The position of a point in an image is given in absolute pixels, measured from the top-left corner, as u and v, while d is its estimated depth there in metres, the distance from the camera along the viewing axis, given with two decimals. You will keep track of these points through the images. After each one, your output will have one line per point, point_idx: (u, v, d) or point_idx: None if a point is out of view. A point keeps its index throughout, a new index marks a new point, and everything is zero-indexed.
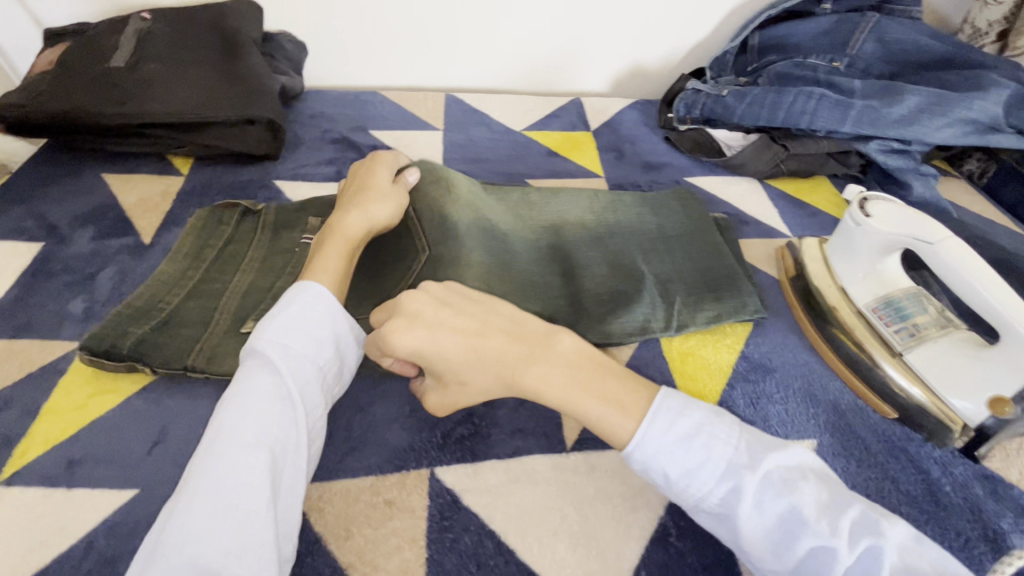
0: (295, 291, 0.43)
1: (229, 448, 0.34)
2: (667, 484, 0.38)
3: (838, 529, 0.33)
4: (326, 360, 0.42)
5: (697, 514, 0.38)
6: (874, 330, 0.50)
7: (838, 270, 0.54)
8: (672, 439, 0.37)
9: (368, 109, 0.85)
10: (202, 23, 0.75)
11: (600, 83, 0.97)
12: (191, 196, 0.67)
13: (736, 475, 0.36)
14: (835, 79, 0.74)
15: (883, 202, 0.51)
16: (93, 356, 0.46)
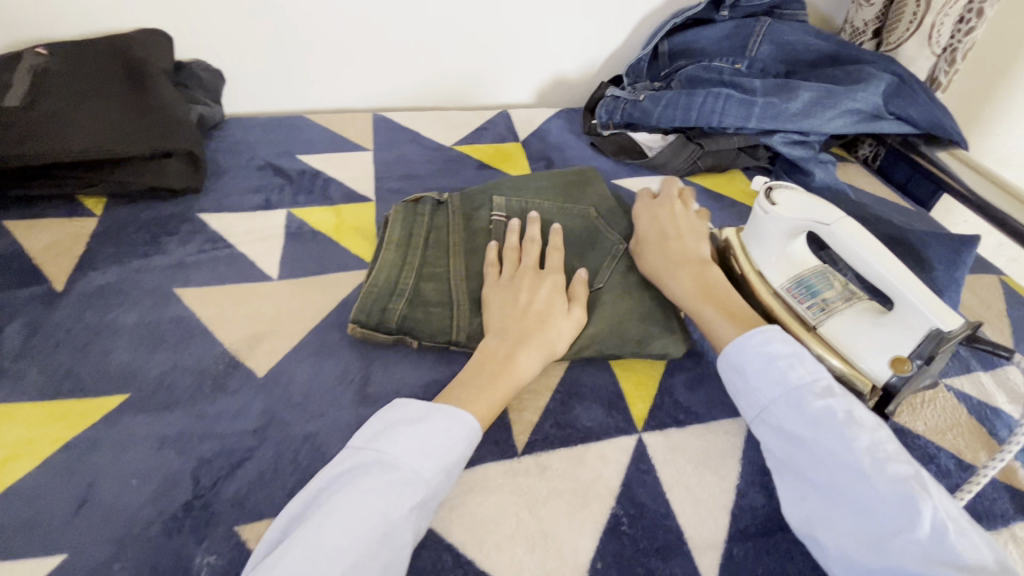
0: (450, 409, 0.43)
1: (366, 471, 0.40)
2: (739, 386, 0.46)
3: (886, 473, 0.38)
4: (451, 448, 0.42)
5: (757, 425, 0.45)
6: (789, 306, 0.54)
7: (755, 256, 0.57)
8: (764, 356, 0.46)
9: (294, 134, 0.83)
10: (105, 54, 0.71)
11: (525, 94, 1.00)
12: (107, 236, 0.63)
13: (801, 396, 0.43)
14: (738, 80, 0.80)
15: (786, 189, 0.55)
16: (366, 330, 0.52)
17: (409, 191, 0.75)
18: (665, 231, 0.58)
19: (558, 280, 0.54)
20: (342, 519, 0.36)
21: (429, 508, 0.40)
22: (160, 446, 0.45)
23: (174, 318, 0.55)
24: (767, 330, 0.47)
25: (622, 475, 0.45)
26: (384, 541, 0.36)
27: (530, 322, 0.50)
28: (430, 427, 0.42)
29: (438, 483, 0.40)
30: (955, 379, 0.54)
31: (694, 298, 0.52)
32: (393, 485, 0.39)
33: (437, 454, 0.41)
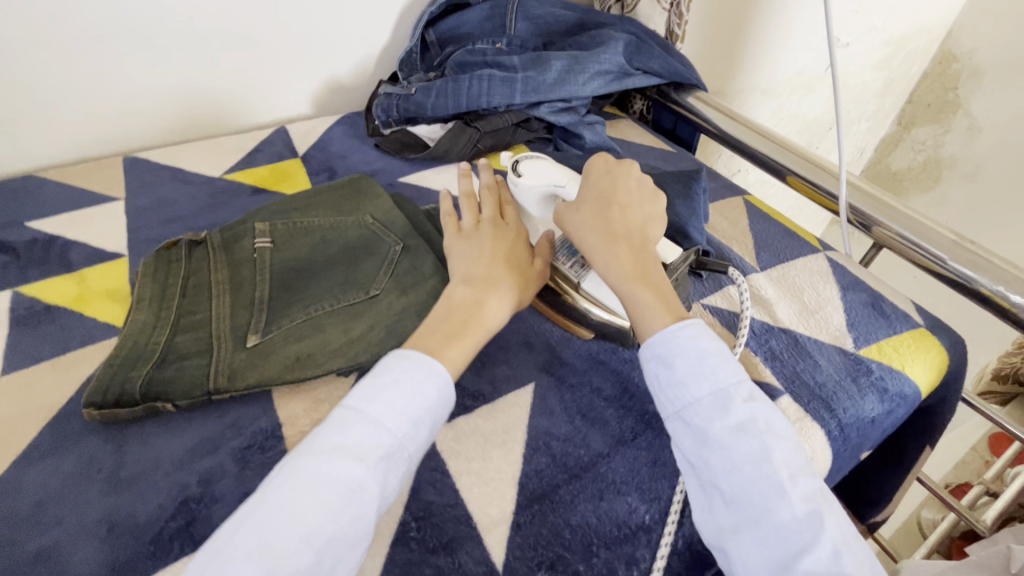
0: (416, 353, 0.43)
1: (316, 457, 0.38)
2: (662, 378, 0.44)
3: (798, 487, 0.39)
4: (417, 426, 0.41)
5: (674, 422, 0.43)
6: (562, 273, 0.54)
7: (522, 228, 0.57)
8: (694, 352, 0.43)
9: (20, 199, 0.71)
10: None
11: (304, 104, 0.95)
12: None
13: (728, 398, 0.42)
14: (499, 59, 0.82)
15: (530, 160, 0.57)
16: (103, 408, 0.46)
17: (172, 235, 0.67)
18: (613, 193, 0.52)
19: (503, 227, 0.55)
20: (295, 490, 0.36)
21: (399, 461, 0.39)
22: None
23: None
24: (694, 324, 0.44)
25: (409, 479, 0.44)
26: (336, 506, 0.36)
27: (486, 278, 0.49)
28: (394, 376, 0.42)
29: (403, 435, 0.40)
30: (710, 298, 0.61)
31: (625, 279, 0.47)
32: (360, 441, 0.39)
33: (405, 407, 0.41)
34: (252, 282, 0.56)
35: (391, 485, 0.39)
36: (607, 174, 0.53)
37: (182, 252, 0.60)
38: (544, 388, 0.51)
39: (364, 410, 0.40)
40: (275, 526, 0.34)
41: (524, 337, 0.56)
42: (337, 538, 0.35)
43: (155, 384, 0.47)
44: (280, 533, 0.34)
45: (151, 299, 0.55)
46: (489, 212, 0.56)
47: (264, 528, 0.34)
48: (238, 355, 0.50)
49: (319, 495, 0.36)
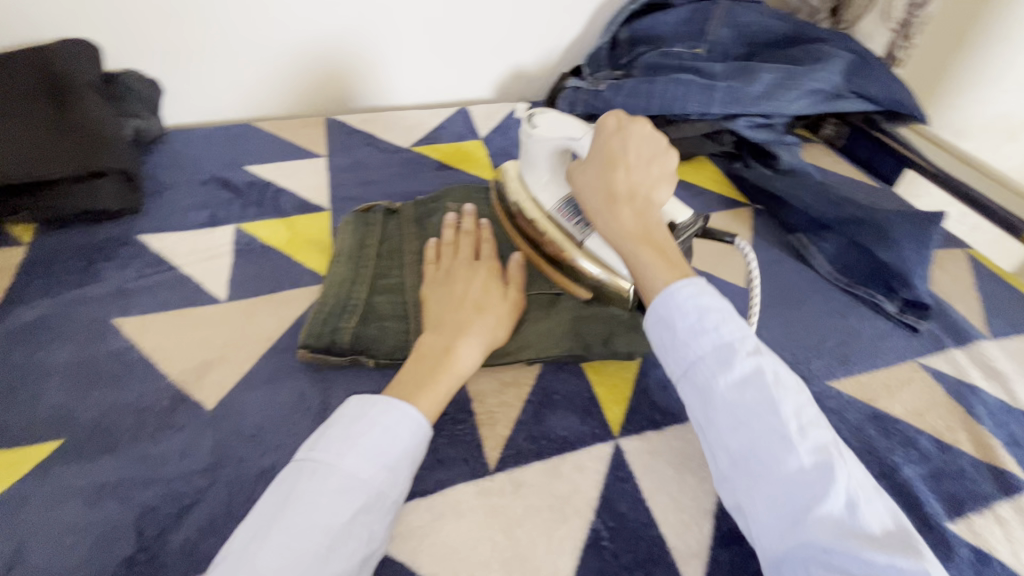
0: (389, 399, 0.40)
1: (298, 505, 0.35)
2: (667, 343, 0.40)
3: (807, 438, 0.35)
4: (384, 490, 0.37)
5: (681, 385, 0.39)
6: (559, 225, 0.52)
7: (529, 184, 0.55)
8: (694, 311, 0.39)
9: (240, 143, 0.78)
10: (21, 69, 0.65)
11: (483, 89, 0.97)
12: (37, 266, 0.59)
13: (732, 353, 0.37)
14: (698, 65, 0.78)
15: (548, 113, 0.54)
16: (315, 352, 0.49)
17: (367, 197, 0.71)
18: (617, 153, 0.47)
19: (494, 270, 0.52)
20: (276, 547, 0.33)
21: (378, 511, 0.37)
22: (98, 497, 0.41)
23: (113, 352, 0.51)
24: (698, 281, 0.40)
25: (600, 485, 0.43)
26: (317, 568, 0.33)
27: (482, 314, 0.48)
28: (365, 421, 0.39)
29: (381, 484, 0.37)
30: (930, 358, 0.54)
31: (628, 238, 0.44)
32: (333, 494, 0.36)
33: (377, 454, 0.38)
34: None
35: (377, 535, 0.36)
36: (615, 130, 0.48)
37: (382, 219, 0.62)
38: None
39: (333, 464, 0.37)
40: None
41: None
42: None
43: (361, 342, 0.50)
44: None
45: (352, 256, 0.58)
46: (464, 254, 0.53)
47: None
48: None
49: (296, 565, 0.33)
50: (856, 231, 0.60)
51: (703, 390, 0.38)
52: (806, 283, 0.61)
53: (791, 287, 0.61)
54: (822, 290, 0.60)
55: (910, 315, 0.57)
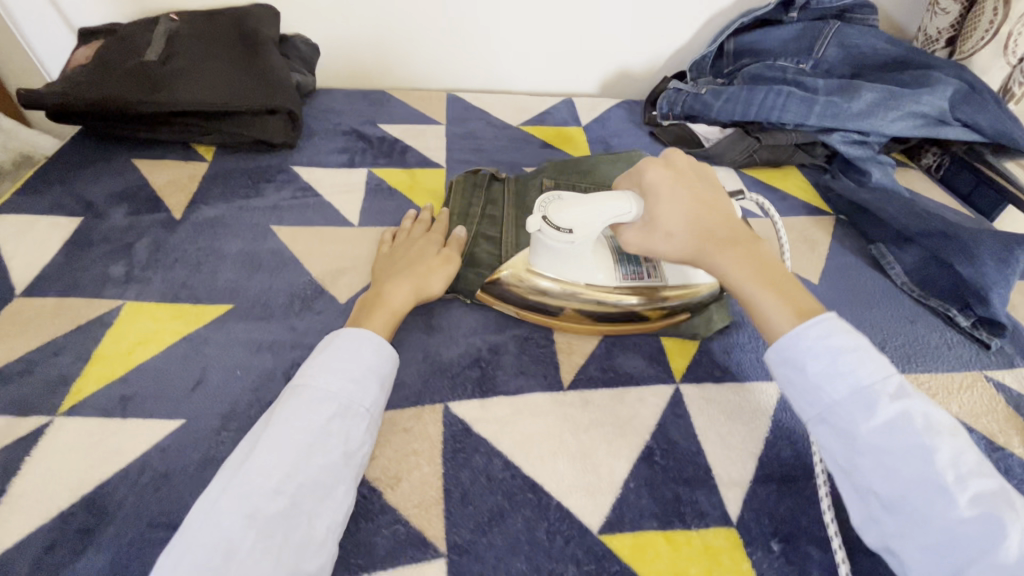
0: (357, 329, 0.48)
1: (285, 416, 0.41)
2: (797, 384, 0.44)
3: (967, 490, 0.38)
4: (359, 400, 0.44)
5: (817, 426, 0.43)
6: (634, 289, 0.53)
7: (568, 275, 0.52)
8: (827, 355, 0.43)
9: (376, 106, 0.91)
10: (225, 23, 0.80)
11: (589, 84, 1.05)
12: (217, 178, 0.73)
13: (875, 399, 0.41)
14: (801, 78, 0.82)
15: (555, 206, 0.49)
16: None
17: (478, 162, 0.81)
18: (696, 210, 0.49)
19: (432, 238, 0.60)
20: (265, 448, 0.39)
21: (354, 416, 0.43)
22: (259, 348, 0.52)
23: (271, 249, 0.63)
24: (829, 320, 0.44)
25: (658, 415, 0.49)
26: (300, 456, 0.40)
27: (413, 272, 0.55)
28: (335, 350, 0.46)
29: (350, 394, 0.44)
30: (996, 371, 0.56)
31: (753, 284, 0.47)
32: (309, 404, 0.42)
33: (344, 370, 0.45)
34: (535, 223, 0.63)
35: (354, 437, 0.42)
36: (675, 180, 0.50)
37: (487, 184, 0.71)
38: None
39: (308, 383, 0.44)
40: (253, 477, 0.38)
41: None
42: (306, 477, 0.39)
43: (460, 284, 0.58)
44: (256, 481, 0.38)
45: (460, 212, 0.68)
46: (416, 231, 0.62)
47: (247, 477, 0.38)
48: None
49: (280, 454, 0.39)
50: (938, 245, 0.62)
51: (841, 433, 0.42)
52: (878, 288, 0.64)
53: (862, 290, 0.64)
54: (893, 298, 0.63)
55: (982, 331, 0.59)
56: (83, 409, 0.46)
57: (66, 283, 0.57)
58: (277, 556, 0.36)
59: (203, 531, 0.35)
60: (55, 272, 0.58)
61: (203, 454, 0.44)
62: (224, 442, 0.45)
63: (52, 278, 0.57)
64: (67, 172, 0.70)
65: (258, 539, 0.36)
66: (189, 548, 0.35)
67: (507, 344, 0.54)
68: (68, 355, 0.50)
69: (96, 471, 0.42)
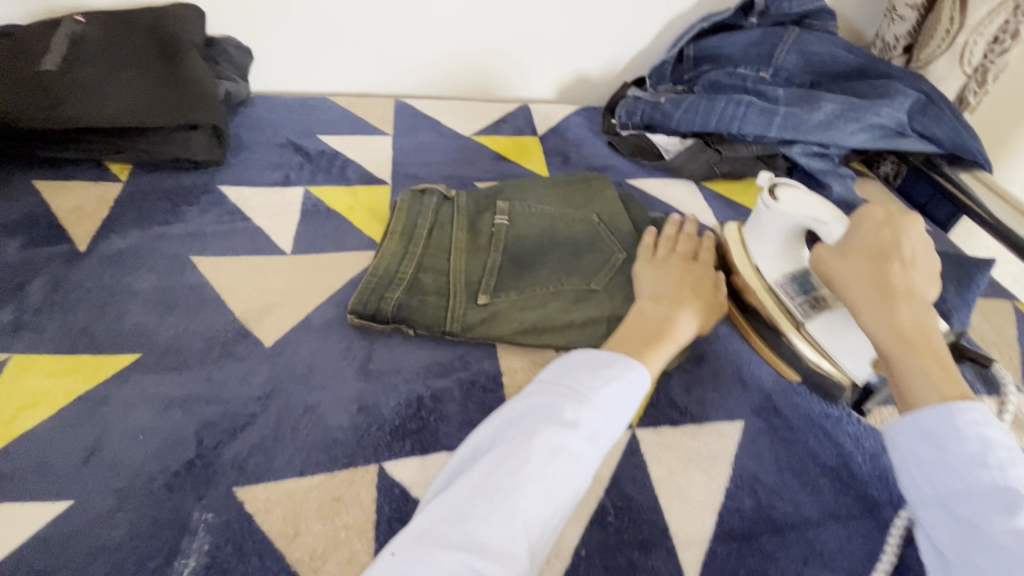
0: (625, 358, 0.44)
1: (516, 450, 0.38)
2: (922, 456, 0.37)
3: None
4: (585, 463, 0.39)
5: (925, 505, 0.37)
6: (780, 300, 0.53)
7: (751, 251, 0.56)
8: (976, 439, 0.36)
9: (316, 115, 0.84)
10: (140, 25, 0.73)
11: (547, 90, 1.00)
12: (131, 202, 0.65)
13: (1014, 496, 0.34)
14: (761, 88, 0.80)
15: (790, 186, 0.53)
16: (362, 319, 0.53)
17: (426, 177, 0.76)
18: (886, 247, 0.47)
19: (677, 258, 0.56)
20: (493, 488, 0.36)
21: (575, 484, 0.38)
22: (167, 406, 0.46)
23: (189, 284, 0.56)
24: (977, 405, 0.37)
25: (612, 467, 0.46)
26: (575, 474, 0.38)
27: (897, 266, 0.45)
28: (597, 381, 0.42)
29: (583, 456, 0.39)
30: None
31: (894, 337, 0.42)
32: (586, 419, 0.40)
33: (591, 414, 0.41)
34: (490, 247, 0.60)
35: (567, 499, 0.38)
36: (884, 224, 0.48)
37: (436, 203, 0.66)
38: (754, 432, 0.50)
39: (587, 397, 0.41)
40: (530, 483, 0.37)
41: (738, 373, 0.55)
42: (568, 497, 0.38)
43: (400, 314, 0.53)
44: (537, 490, 0.37)
45: (403, 233, 0.61)
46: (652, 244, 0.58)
47: (524, 477, 0.37)
48: (472, 307, 0.54)
49: (554, 462, 0.38)
50: None
51: (941, 510, 0.36)
52: None
53: None
54: None
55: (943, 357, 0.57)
56: None
57: None
58: (532, 561, 0.35)
59: (485, 522, 0.35)
60: None
61: (92, 542, 0.38)
62: (119, 527, 0.39)
63: None
64: None
65: (525, 544, 0.35)
66: (463, 521, 0.35)
67: (451, 390, 0.50)
68: None
69: None
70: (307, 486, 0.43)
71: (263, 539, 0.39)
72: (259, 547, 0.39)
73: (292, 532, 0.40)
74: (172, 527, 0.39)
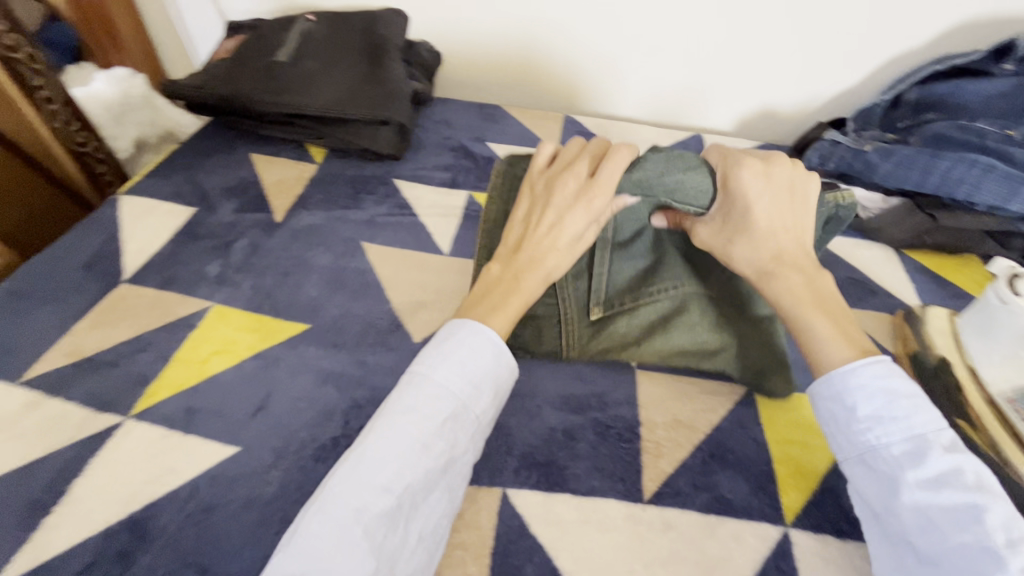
0: (461, 322, 0.44)
1: (369, 443, 0.37)
2: (839, 421, 0.39)
3: (1017, 553, 0.32)
4: (432, 437, 0.38)
5: (852, 467, 0.39)
6: (1007, 421, 0.46)
7: (974, 351, 0.50)
8: (879, 393, 0.38)
9: (489, 122, 0.87)
10: (356, 27, 0.80)
11: (724, 120, 0.92)
12: (322, 183, 0.72)
13: (925, 447, 0.36)
14: (1006, 150, 0.67)
15: None
16: None
17: None
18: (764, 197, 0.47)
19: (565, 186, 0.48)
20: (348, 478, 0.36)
21: (430, 460, 0.38)
22: (324, 380, 0.49)
23: (357, 268, 0.61)
24: (886, 360, 0.40)
25: (757, 566, 0.40)
26: (427, 461, 0.37)
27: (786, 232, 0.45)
28: (430, 361, 0.41)
29: (426, 435, 0.38)
30: None
31: (803, 306, 0.43)
32: (423, 399, 0.39)
33: (445, 387, 0.40)
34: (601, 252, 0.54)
35: (422, 482, 0.37)
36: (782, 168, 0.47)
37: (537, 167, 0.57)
38: None
39: (424, 374, 0.41)
40: (370, 471, 0.36)
41: None
42: (416, 488, 0.37)
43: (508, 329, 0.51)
44: (371, 475, 0.36)
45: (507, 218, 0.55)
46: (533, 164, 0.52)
47: (368, 470, 0.36)
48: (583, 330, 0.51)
49: (393, 450, 0.37)
50: None
51: (859, 473, 0.38)
52: None
53: None
54: None
55: None
56: (152, 415, 0.46)
57: (166, 276, 0.59)
58: (385, 565, 0.34)
59: (330, 517, 0.34)
60: (162, 262, 0.60)
61: (248, 493, 0.42)
62: (270, 484, 0.42)
63: (158, 269, 0.59)
64: (192, 162, 0.74)
65: (366, 542, 0.34)
66: (319, 533, 0.34)
67: (585, 429, 0.47)
68: (152, 353, 0.51)
69: (147, 488, 0.42)
70: None
71: None
72: None
73: None
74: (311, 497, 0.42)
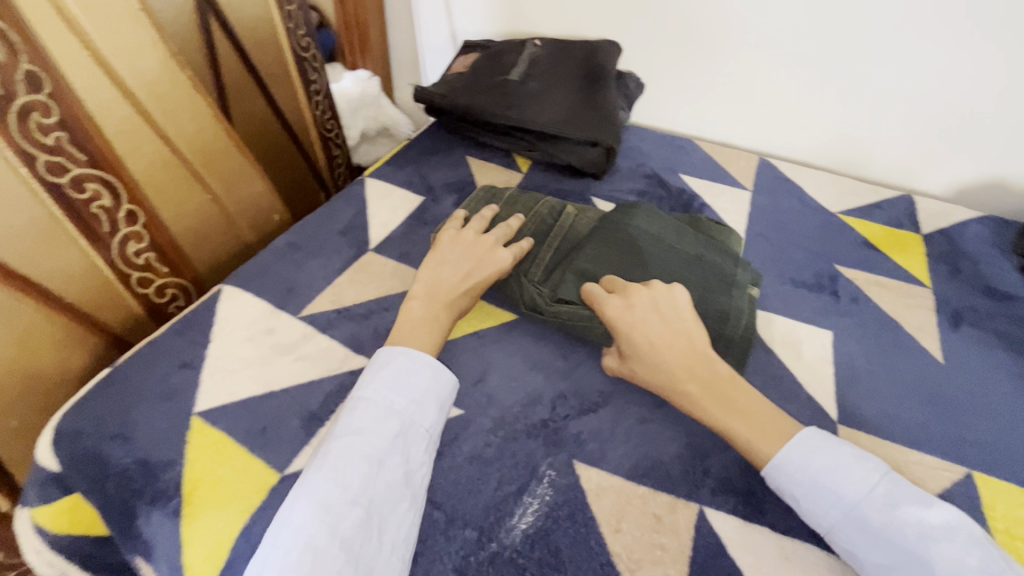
0: (392, 347, 0.50)
1: (327, 461, 0.42)
2: (795, 508, 0.44)
3: None
4: (381, 454, 0.43)
5: (824, 543, 0.43)
6: None
7: None
8: (811, 474, 0.43)
9: (681, 153, 0.90)
10: (577, 55, 0.88)
11: (938, 184, 0.86)
12: (527, 191, 0.80)
13: (863, 511, 0.41)
14: None
15: None
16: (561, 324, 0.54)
17: (782, 242, 0.73)
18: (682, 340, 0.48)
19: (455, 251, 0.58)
20: (316, 493, 0.41)
21: (386, 472, 0.43)
22: (533, 365, 0.55)
23: None
24: (807, 432, 0.44)
25: None
26: (388, 476, 0.43)
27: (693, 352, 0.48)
28: (367, 384, 0.47)
29: (379, 447, 0.43)
30: None
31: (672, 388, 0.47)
32: (368, 422, 0.45)
33: (388, 403, 0.46)
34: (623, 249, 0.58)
35: (383, 492, 0.42)
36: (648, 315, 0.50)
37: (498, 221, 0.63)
38: None
39: (366, 399, 0.46)
40: (333, 485, 0.41)
41: None
42: (381, 500, 0.42)
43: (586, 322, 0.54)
44: (335, 490, 0.41)
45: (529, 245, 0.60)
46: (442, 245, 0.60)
47: (331, 484, 0.41)
48: None
49: (352, 464, 0.42)
50: None
51: (827, 543, 0.43)
52: None
53: None
54: None
55: None
56: None
57: (402, 251, 0.69)
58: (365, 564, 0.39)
59: (301, 527, 0.39)
60: (398, 239, 0.70)
61: (471, 449, 0.48)
62: (491, 445, 0.48)
63: (395, 244, 0.70)
64: (419, 156, 0.86)
65: (342, 551, 0.39)
66: (290, 538, 0.39)
67: None
68: (393, 313, 0.60)
69: None
70: (631, 492, 0.46)
71: (591, 517, 0.44)
72: (587, 523, 0.44)
73: (615, 526, 0.44)
74: (525, 468, 0.47)
